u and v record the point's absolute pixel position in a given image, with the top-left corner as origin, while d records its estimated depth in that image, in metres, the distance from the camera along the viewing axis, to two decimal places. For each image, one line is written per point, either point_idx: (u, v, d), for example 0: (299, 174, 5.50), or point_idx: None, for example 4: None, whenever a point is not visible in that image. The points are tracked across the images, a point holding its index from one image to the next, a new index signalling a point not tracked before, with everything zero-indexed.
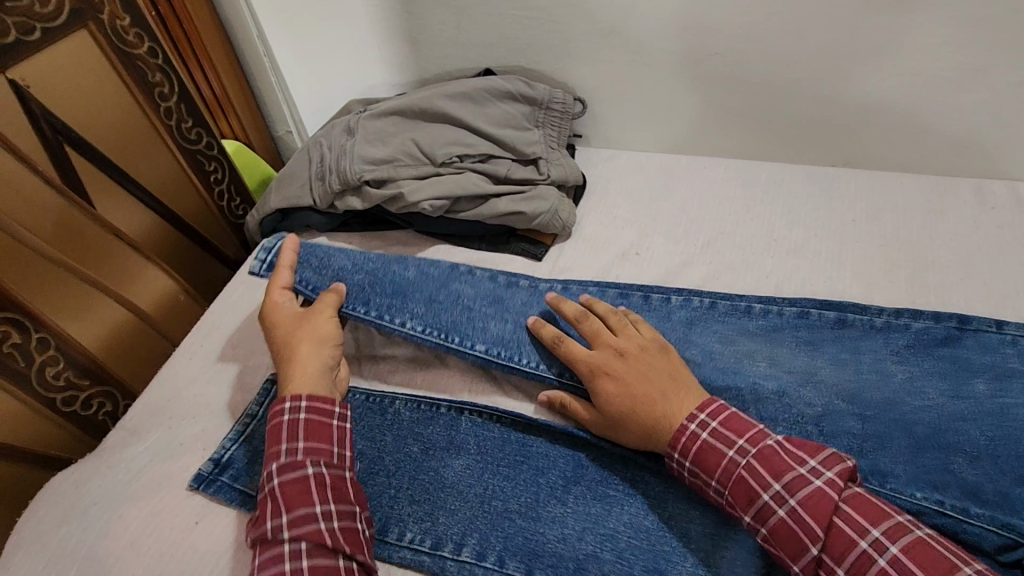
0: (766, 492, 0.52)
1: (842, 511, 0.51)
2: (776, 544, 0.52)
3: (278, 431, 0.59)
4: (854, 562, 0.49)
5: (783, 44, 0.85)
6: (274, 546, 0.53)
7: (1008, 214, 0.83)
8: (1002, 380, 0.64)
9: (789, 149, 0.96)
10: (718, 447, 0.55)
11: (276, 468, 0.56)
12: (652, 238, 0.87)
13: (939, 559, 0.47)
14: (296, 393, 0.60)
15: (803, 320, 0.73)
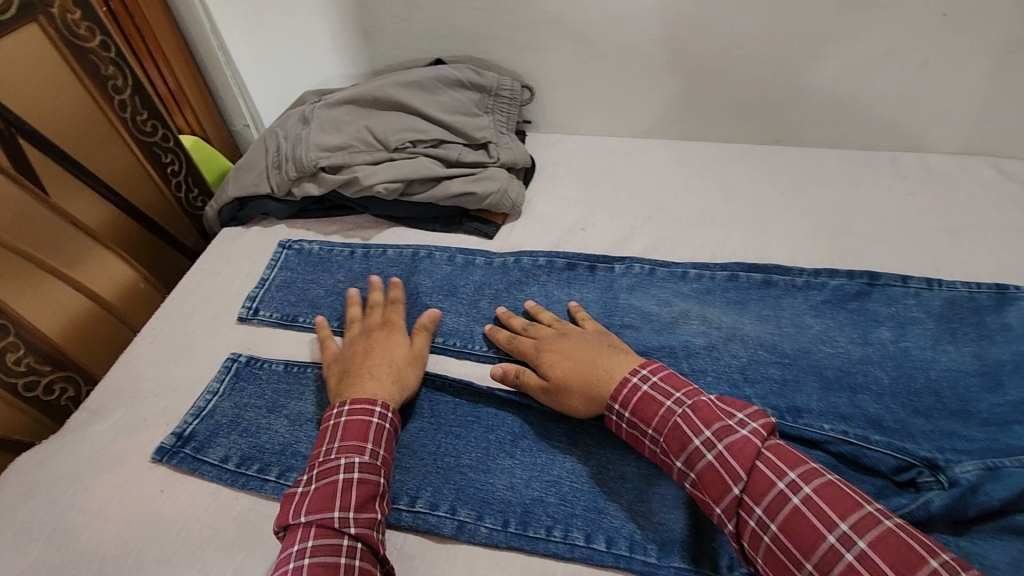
0: (695, 437, 0.55)
1: (764, 456, 0.52)
2: (703, 488, 0.53)
3: (363, 431, 0.61)
4: (770, 502, 0.50)
5: (715, 30, 0.91)
6: (332, 534, 0.54)
7: (919, 183, 0.91)
8: (902, 326, 0.72)
9: (724, 129, 1.02)
10: (656, 397, 0.59)
11: (356, 463, 0.58)
12: (596, 215, 0.92)
13: (846, 497, 0.48)
14: (387, 405, 0.64)
15: (733, 281, 0.80)
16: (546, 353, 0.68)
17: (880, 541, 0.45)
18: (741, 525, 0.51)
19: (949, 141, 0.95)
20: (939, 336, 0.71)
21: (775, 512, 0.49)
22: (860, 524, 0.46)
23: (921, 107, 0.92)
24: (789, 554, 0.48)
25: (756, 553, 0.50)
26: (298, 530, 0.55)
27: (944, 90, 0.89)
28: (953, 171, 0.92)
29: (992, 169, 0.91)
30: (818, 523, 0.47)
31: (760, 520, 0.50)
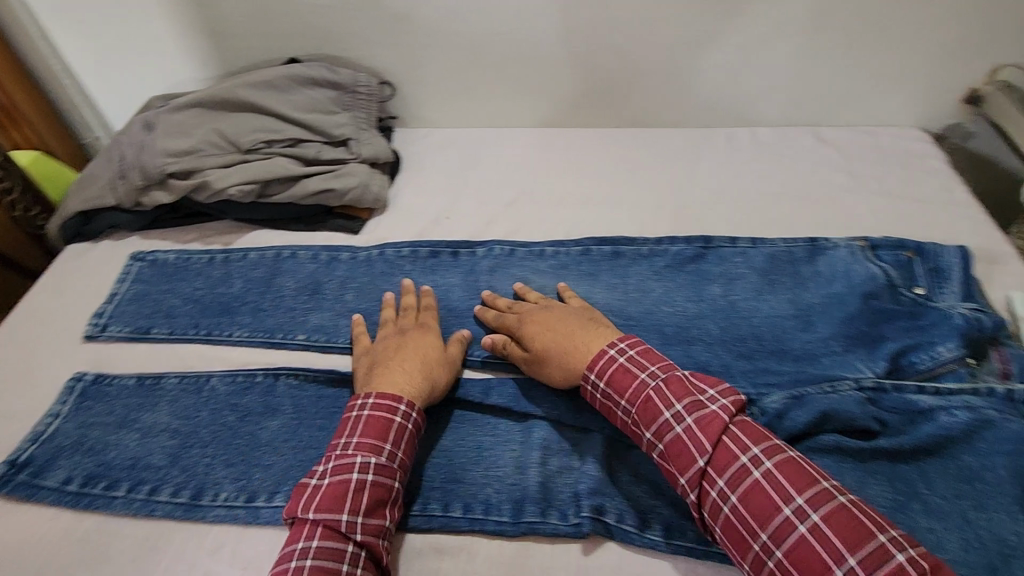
0: (666, 410, 0.56)
1: (730, 430, 0.54)
2: (669, 458, 0.55)
3: (383, 430, 0.60)
4: (733, 474, 0.52)
5: (554, 22, 0.96)
6: (339, 539, 0.54)
7: (751, 153, 1.00)
8: (730, 282, 0.80)
9: (582, 115, 1.08)
10: (631, 370, 0.60)
11: (372, 464, 0.57)
12: (461, 203, 0.95)
13: (804, 473, 0.50)
14: (411, 403, 0.62)
15: (585, 255, 0.85)
16: (527, 326, 0.69)
17: (833, 515, 0.47)
18: (703, 495, 0.53)
19: (773, 115, 1.05)
20: (761, 287, 0.79)
21: (736, 484, 0.52)
22: (815, 499, 0.48)
23: (747, 85, 1.02)
24: (747, 524, 0.50)
25: (716, 522, 0.52)
26: (305, 527, 0.54)
27: (762, 67, 0.99)
28: (777, 141, 1.02)
29: (811, 137, 1.02)
30: (775, 496, 0.50)
31: (722, 491, 0.52)
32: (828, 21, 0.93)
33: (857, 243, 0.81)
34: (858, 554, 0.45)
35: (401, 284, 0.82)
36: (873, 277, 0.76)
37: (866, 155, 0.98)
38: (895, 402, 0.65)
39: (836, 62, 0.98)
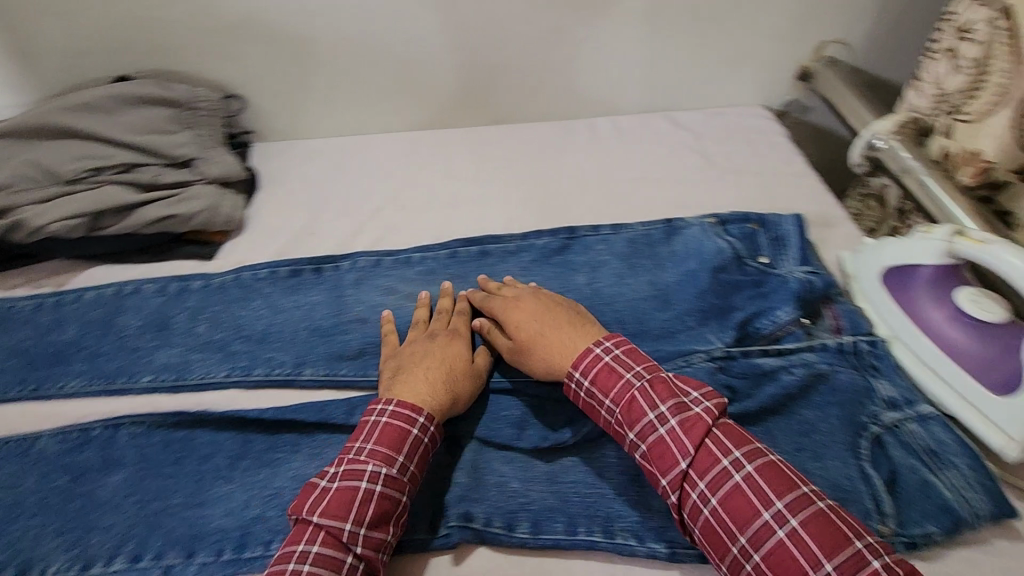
0: (650, 412, 0.57)
1: (713, 433, 0.55)
2: (652, 460, 0.56)
3: (398, 441, 0.57)
4: (713, 477, 0.53)
5: (399, 23, 0.94)
6: (338, 549, 0.52)
7: (613, 141, 1.02)
8: (594, 270, 0.81)
9: (448, 115, 1.07)
10: (616, 370, 0.60)
11: (383, 475, 0.55)
12: (325, 217, 0.91)
13: (784, 478, 0.52)
14: (429, 418, 0.59)
15: (452, 257, 0.84)
16: (512, 312, 0.68)
17: (811, 520, 0.49)
18: (684, 497, 0.54)
19: (631, 103, 1.08)
20: (622, 272, 0.81)
21: (718, 486, 0.53)
22: (794, 504, 0.50)
23: (602, 75, 1.04)
24: (727, 526, 0.51)
25: (696, 524, 0.53)
26: (306, 529, 0.53)
27: (615, 57, 1.01)
28: (636, 127, 1.05)
29: (667, 121, 1.05)
30: (755, 501, 0.51)
31: (702, 494, 0.53)
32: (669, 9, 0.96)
33: (708, 221, 0.85)
34: (835, 561, 0.47)
35: (259, 308, 0.77)
36: (721, 252, 0.79)
37: (717, 134, 1.02)
38: (742, 367, 0.68)
39: (682, 48, 1.01)
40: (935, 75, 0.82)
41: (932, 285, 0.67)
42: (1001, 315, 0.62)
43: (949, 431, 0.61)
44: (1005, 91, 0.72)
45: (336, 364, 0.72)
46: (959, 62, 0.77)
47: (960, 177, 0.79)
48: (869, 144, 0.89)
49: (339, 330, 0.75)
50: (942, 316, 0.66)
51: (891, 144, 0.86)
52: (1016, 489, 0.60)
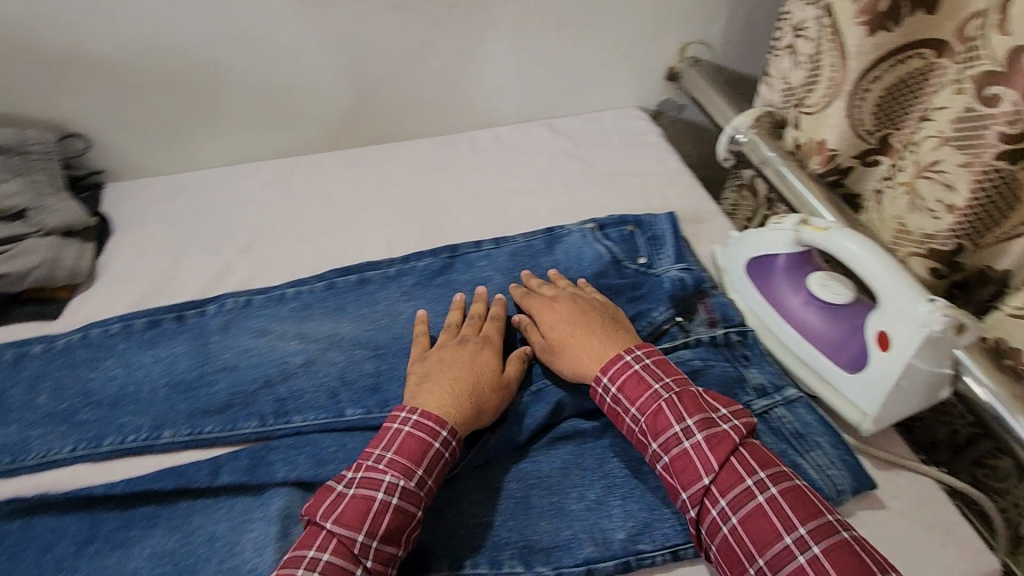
0: (677, 424, 0.58)
1: (739, 453, 0.57)
2: (671, 472, 0.57)
3: (418, 454, 0.57)
4: (735, 495, 0.55)
5: (253, 48, 0.88)
6: (349, 560, 0.51)
7: (493, 154, 1.00)
8: (477, 287, 0.79)
9: (318, 136, 1.00)
10: (645, 380, 0.61)
11: (400, 487, 0.55)
12: (188, 259, 0.84)
13: (808, 503, 0.53)
14: (452, 431, 0.59)
15: (329, 288, 0.80)
16: (547, 310, 0.70)
17: (834, 548, 0.50)
18: (702, 513, 0.56)
19: (511, 114, 1.06)
20: (506, 288, 0.80)
21: (739, 505, 0.54)
22: (816, 532, 0.51)
23: (477, 87, 1.00)
24: (744, 546, 0.53)
25: (713, 541, 0.55)
26: (318, 534, 0.52)
27: (487, 68, 0.98)
28: (518, 138, 1.03)
29: (546, 129, 1.04)
30: (778, 524, 0.52)
31: (722, 512, 0.55)
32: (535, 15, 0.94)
33: (587, 226, 0.85)
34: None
35: (112, 368, 0.70)
36: (605, 259, 0.80)
37: (595, 140, 1.02)
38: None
39: (555, 55, 0.99)
40: (781, 72, 0.86)
41: (789, 272, 0.71)
42: (848, 295, 0.65)
43: (813, 410, 0.65)
44: (836, 84, 0.73)
45: (200, 421, 0.67)
46: (798, 57, 0.81)
47: (811, 166, 0.81)
48: (733, 138, 0.90)
49: (204, 382, 0.69)
50: (799, 301, 0.68)
51: (751, 136, 0.87)
52: (880, 460, 0.63)
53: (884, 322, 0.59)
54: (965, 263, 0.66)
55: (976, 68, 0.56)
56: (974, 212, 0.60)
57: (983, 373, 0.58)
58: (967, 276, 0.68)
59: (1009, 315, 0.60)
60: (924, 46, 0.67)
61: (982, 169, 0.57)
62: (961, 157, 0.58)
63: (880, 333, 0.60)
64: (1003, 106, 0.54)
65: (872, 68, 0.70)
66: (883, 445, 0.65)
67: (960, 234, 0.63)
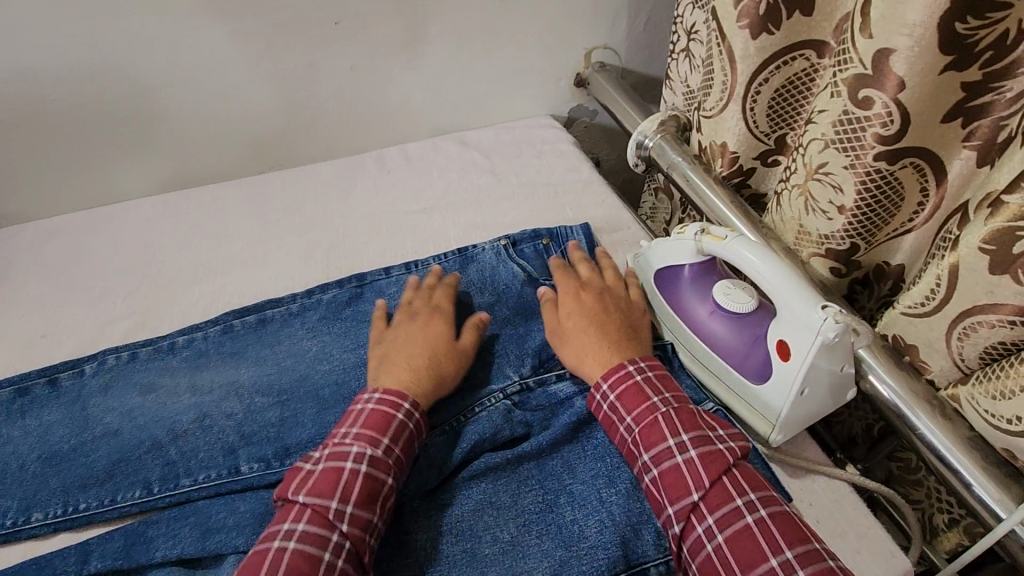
0: (672, 438, 0.56)
1: (732, 472, 0.54)
2: (659, 485, 0.55)
3: (383, 423, 0.55)
4: (724, 513, 0.52)
5: (119, 78, 0.80)
6: (325, 527, 0.50)
7: (400, 173, 0.95)
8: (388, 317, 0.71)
9: (209, 163, 0.93)
10: (645, 392, 0.59)
11: (368, 455, 0.53)
12: (62, 314, 0.76)
13: (797, 528, 0.51)
14: (413, 405, 0.58)
15: (224, 330, 0.69)
16: (565, 299, 0.70)
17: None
18: (688, 529, 0.53)
19: (419, 129, 1.01)
20: None
21: (726, 524, 0.52)
22: (805, 557, 0.49)
23: (378, 105, 0.95)
24: (728, 567, 0.50)
25: (694, 560, 0.52)
26: (292, 509, 0.51)
27: (387, 83, 0.93)
28: (427, 153, 0.98)
29: (456, 143, 0.99)
30: (765, 547, 0.50)
31: (709, 529, 0.52)
32: (430, 26, 0.88)
33: (501, 243, 0.79)
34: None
35: None
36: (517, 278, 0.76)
37: (507, 151, 0.98)
38: (539, 399, 0.66)
39: (459, 65, 0.95)
40: (681, 75, 0.86)
41: (695, 282, 0.70)
42: (751, 303, 0.65)
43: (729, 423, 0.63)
44: (728, 88, 0.72)
45: (76, 495, 0.58)
46: (693, 61, 0.81)
47: (716, 169, 0.80)
48: (639, 144, 0.88)
49: (80, 451, 0.60)
50: (705, 311, 0.67)
51: (657, 142, 0.86)
52: (792, 467, 0.63)
53: (783, 331, 0.59)
54: (861, 261, 0.66)
55: (847, 71, 0.55)
56: (863, 212, 0.60)
57: (885, 371, 0.59)
58: (865, 272, 0.68)
59: (902, 312, 0.60)
60: (806, 48, 0.67)
61: (864, 170, 0.57)
62: (845, 159, 0.58)
63: (779, 342, 0.60)
64: (877, 108, 0.54)
65: (761, 70, 0.69)
66: (798, 451, 0.64)
67: (853, 235, 0.63)
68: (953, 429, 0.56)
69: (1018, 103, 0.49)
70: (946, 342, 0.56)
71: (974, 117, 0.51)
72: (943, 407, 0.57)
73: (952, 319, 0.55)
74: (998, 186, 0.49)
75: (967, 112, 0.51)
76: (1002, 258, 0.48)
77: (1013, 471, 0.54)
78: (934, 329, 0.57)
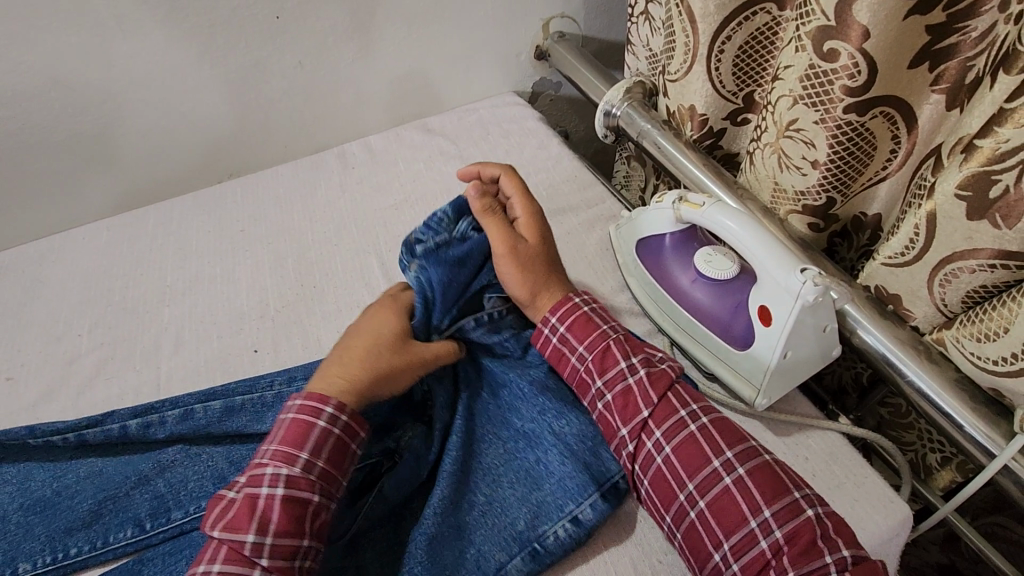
0: (623, 361, 0.58)
1: (675, 388, 0.57)
2: (613, 409, 0.57)
3: (303, 436, 0.51)
4: (671, 426, 0.55)
5: (54, 98, 0.76)
6: (242, 564, 0.47)
7: (365, 169, 0.92)
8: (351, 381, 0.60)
9: (159, 176, 0.89)
10: (594, 321, 0.61)
11: (284, 476, 0.50)
12: (28, 352, 0.73)
13: (733, 431, 0.54)
14: (340, 407, 0.53)
15: (183, 412, 0.61)
16: (522, 217, 0.66)
17: (756, 469, 0.51)
18: (640, 446, 0.55)
19: (380, 120, 0.98)
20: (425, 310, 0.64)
21: (673, 435, 0.54)
22: (742, 454, 0.52)
23: (331, 99, 0.91)
24: (677, 474, 0.53)
25: (646, 474, 0.54)
26: (208, 548, 0.48)
27: (339, 76, 0.89)
28: (390, 146, 0.95)
29: (419, 131, 0.96)
30: (708, 450, 0.53)
31: (658, 442, 0.54)
32: (377, 13, 0.85)
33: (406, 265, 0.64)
34: (773, 507, 0.49)
35: None
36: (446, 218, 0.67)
37: (472, 135, 0.95)
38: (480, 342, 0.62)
39: (413, 49, 0.91)
40: (642, 39, 0.84)
41: (676, 250, 0.69)
42: (732, 269, 0.64)
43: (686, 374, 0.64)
44: (691, 50, 0.70)
45: (64, 541, 0.56)
46: (654, 23, 0.79)
47: (687, 133, 0.79)
48: (607, 114, 0.86)
49: (64, 494, 0.58)
50: (689, 281, 0.67)
51: (625, 110, 0.84)
52: (785, 426, 0.63)
53: (765, 298, 0.59)
54: (839, 214, 0.66)
55: (811, 24, 0.54)
56: (836, 165, 0.59)
57: (871, 324, 0.59)
58: (843, 224, 0.68)
59: (883, 263, 0.60)
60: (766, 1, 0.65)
61: (835, 124, 0.56)
62: (815, 114, 0.57)
63: (761, 308, 0.60)
64: (843, 60, 0.52)
65: (722, 28, 0.67)
66: (790, 409, 0.64)
67: (828, 188, 0.62)
68: (940, 372, 0.56)
69: (983, 44, 0.48)
70: (928, 289, 0.56)
71: (941, 61, 0.51)
72: (928, 352, 0.58)
73: (933, 266, 0.55)
74: (969, 131, 0.49)
75: (933, 56, 0.51)
76: (979, 203, 0.48)
77: (1002, 409, 0.55)
78: (916, 277, 0.57)
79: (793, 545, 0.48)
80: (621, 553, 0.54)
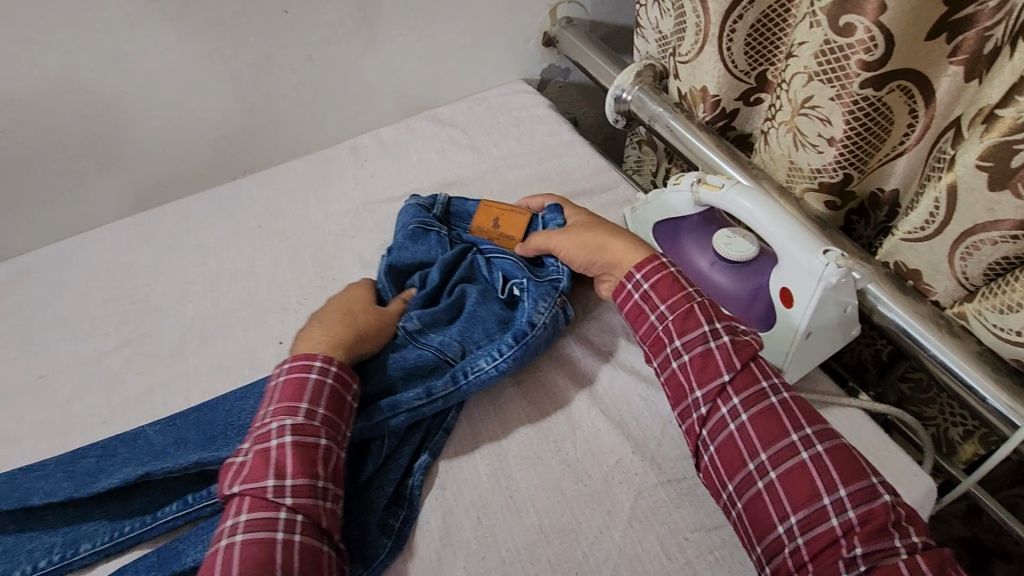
0: (705, 324, 0.58)
1: (757, 359, 0.57)
2: (690, 371, 0.57)
3: (298, 391, 0.54)
4: (751, 394, 0.55)
5: (72, 100, 0.77)
6: (268, 508, 0.49)
7: (377, 161, 0.92)
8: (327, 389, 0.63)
9: (174, 173, 0.90)
10: (679, 282, 0.61)
11: (289, 425, 0.52)
12: (57, 350, 0.75)
13: (813, 410, 0.55)
14: (327, 359, 0.56)
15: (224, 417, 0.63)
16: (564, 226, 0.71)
17: (835, 450, 0.52)
18: (713, 410, 0.56)
19: (389, 113, 0.99)
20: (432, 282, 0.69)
21: (753, 403, 0.55)
22: (822, 434, 0.53)
23: (341, 92, 0.92)
24: (750, 441, 0.54)
25: (714, 439, 0.55)
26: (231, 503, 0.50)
27: (348, 69, 0.90)
28: (402, 138, 0.95)
29: (430, 122, 0.97)
30: (787, 423, 0.53)
31: (734, 409, 0.55)
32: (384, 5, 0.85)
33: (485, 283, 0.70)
34: (849, 488, 0.50)
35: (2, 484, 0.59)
36: (412, 211, 0.75)
37: (483, 124, 0.96)
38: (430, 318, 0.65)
39: (417, 40, 0.91)
40: (652, 20, 0.82)
41: (695, 232, 0.69)
42: (751, 251, 0.64)
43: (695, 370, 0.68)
44: (702, 30, 0.70)
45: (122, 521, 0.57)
46: (663, 4, 0.78)
47: (699, 114, 0.78)
48: (617, 98, 0.86)
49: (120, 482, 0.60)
50: (708, 263, 0.67)
51: (636, 94, 0.84)
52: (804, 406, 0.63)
53: (785, 279, 0.59)
54: (856, 191, 0.66)
55: None
56: (853, 141, 0.59)
57: (892, 302, 0.59)
58: (861, 201, 0.67)
59: (903, 238, 0.60)
60: None
61: (851, 99, 0.56)
62: (830, 91, 0.57)
63: (782, 290, 0.60)
64: (858, 34, 0.52)
65: (733, 7, 0.66)
66: (812, 387, 0.65)
67: (845, 165, 0.62)
68: (963, 346, 0.56)
69: (1000, 13, 0.47)
70: (949, 261, 0.56)
71: (958, 32, 0.50)
72: (950, 327, 0.57)
73: (954, 239, 0.55)
74: (990, 101, 0.48)
75: (950, 27, 0.50)
76: (1001, 172, 0.48)
77: None
78: (936, 251, 0.57)
79: (865, 526, 0.48)
80: (648, 530, 0.55)
